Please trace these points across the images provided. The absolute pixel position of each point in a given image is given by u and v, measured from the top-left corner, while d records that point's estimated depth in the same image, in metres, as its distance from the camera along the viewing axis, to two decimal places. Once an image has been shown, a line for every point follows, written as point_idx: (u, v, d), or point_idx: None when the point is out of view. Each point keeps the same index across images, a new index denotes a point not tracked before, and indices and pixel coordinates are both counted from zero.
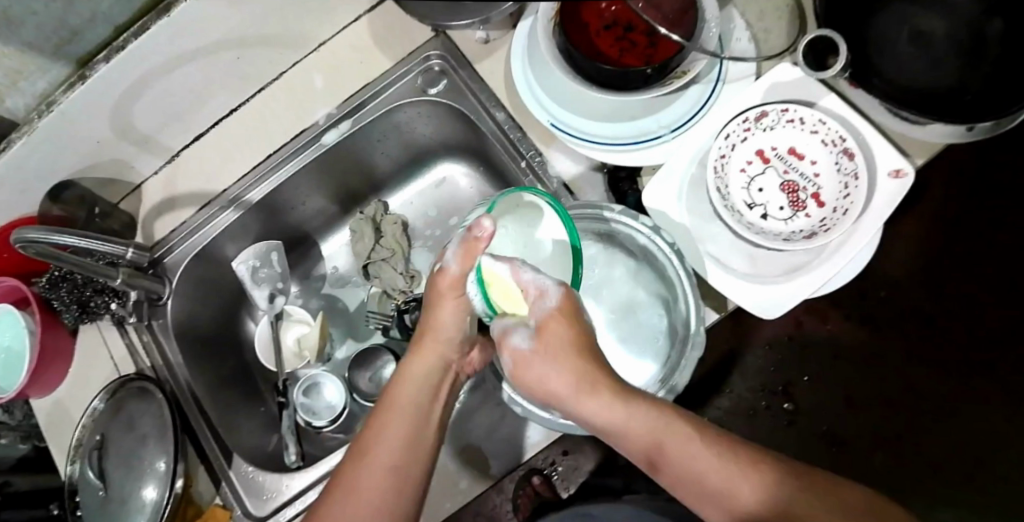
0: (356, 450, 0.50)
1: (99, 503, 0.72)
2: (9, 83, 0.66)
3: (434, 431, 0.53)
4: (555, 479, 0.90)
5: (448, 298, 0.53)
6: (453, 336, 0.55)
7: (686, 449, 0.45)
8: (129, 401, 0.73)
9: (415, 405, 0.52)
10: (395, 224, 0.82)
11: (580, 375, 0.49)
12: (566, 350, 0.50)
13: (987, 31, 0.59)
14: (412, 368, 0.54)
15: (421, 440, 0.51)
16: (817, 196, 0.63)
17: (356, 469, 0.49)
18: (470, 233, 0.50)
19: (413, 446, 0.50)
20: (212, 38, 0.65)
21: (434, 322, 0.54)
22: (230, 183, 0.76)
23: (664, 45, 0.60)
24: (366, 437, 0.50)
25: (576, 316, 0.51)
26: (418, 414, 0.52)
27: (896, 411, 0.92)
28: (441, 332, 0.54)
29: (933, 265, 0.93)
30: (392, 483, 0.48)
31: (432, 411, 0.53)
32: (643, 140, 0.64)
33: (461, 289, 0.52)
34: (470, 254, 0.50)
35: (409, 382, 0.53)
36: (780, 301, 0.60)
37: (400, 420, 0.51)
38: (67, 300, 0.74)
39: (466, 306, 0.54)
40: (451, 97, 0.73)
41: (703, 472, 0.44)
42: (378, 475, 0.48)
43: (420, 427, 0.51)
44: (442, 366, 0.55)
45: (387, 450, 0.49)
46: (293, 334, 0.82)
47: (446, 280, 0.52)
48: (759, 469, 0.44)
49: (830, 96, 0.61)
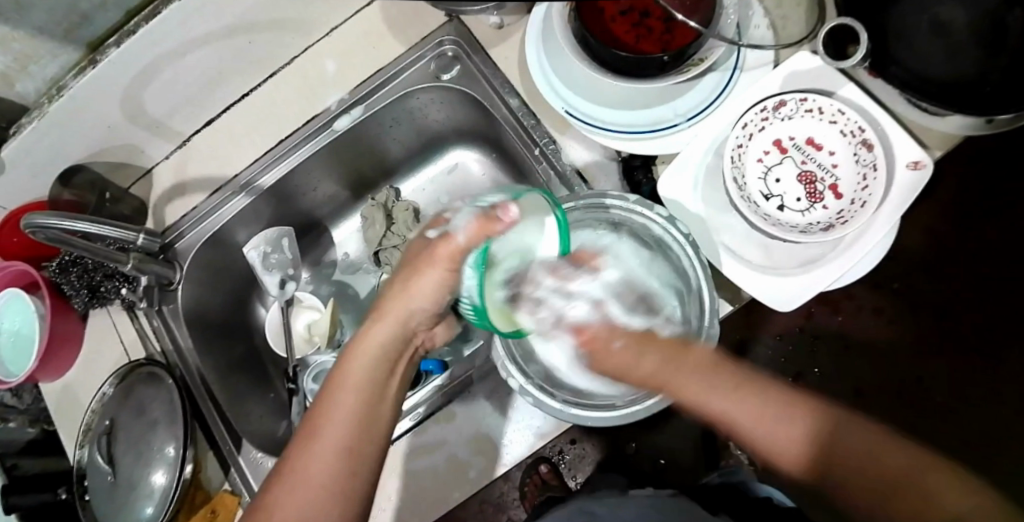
0: (309, 422, 0.49)
1: (108, 487, 0.73)
2: (18, 67, 0.65)
3: (391, 404, 0.53)
4: (562, 468, 0.90)
5: (432, 269, 0.54)
6: (420, 307, 0.55)
7: (722, 403, 0.48)
8: (140, 386, 0.74)
9: (373, 376, 0.52)
10: (407, 211, 0.81)
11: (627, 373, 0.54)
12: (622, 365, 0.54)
13: (1008, 19, 0.58)
14: (371, 337, 0.54)
15: (377, 411, 0.51)
16: (835, 187, 0.63)
17: (308, 442, 0.48)
18: (491, 213, 0.52)
19: (369, 418, 0.50)
20: (223, 23, 0.65)
21: (409, 292, 0.55)
22: (241, 169, 0.76)
23: (682, 32, 0.59)
24: (319, 407, 0.50)
25: (603, 342, 0.55)
26: (375, 383, 0.52)
27: (905, 404, 0.92)
28: (411, 302, 0.55)
29: (945, 257, 0.93)
30: (347, 453, 0.48)
31: (388, 383, 0.53)
32: (659, 128, 0.63)
33: (458, 262, 0.54)
34: (483, 232, 0.52)
35: (368, 350, 0.53)
36: (796, 293, 0.59)
37: (357, 390, 0.51)
38: (77, 285, 0.74)
39: (448, 278, 0.55)
40: (464, 82, 0.72)
41: (730, 413, 0.47)
42: (333, 447, 0.47)
43: (376, 398, 0.51)
44: (401, 336, 0.55)
45: (344, 422, 0.49)
46: (303, 320, 0.82)
47: (446, 249, 0.53)
48: (798, 410, 0.46)
49: (849, 85, 0.61)
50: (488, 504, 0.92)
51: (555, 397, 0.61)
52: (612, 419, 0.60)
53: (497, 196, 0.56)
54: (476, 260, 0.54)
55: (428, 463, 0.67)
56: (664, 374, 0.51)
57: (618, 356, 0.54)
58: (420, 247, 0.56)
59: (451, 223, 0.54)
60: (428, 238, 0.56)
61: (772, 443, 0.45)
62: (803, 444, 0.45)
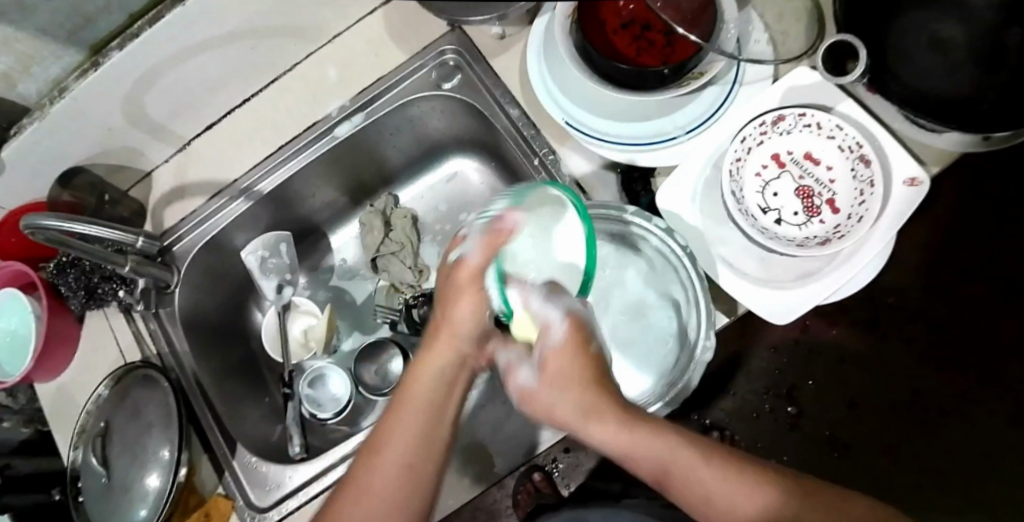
0: (370, 444, 0.50)
1: (102, 489, 0.73)
2: (22, 69, 0.66)
3: (447, 430, 0.51)
4: (556, 476, 0.90)
5: (469, 295, 0.51)
6: (470, 332, 0.52)
7: (692, 471, 0.44)
8: (134, 389, 0.73)
9: (428, 402, 0.50)
10: (404, 219, 0.81)
11: (587, 403, 0.49)
12: (574, 375, 0.50)
13: (1006, 40, 0.58)
14: (426, 364, 0.52)
15: (430, 437, 0.49)
16: (831, 202, 0.63)
17: (367, 464, 0.48)
18: (495, 226, 0.50)
19: (421, 445, 0.49)
20: (226, 28, 0.65)
21: (454, 317, 0.51)
22: (241, 173, 0.76)
23: (682, 46, 0.60)
24: (378, 432, 0.50)
25: (585, 341, 0.50)
26: (429, 410, 0.50)
27: (900, 418, 0.92)
28: (458, 327, 0.52)
29: (942, 272, 0.93)
30: (400, 481, 0.48)
31: (445, 408, 0.51)
32: (658, 140, 0.63)
33: (482, 282, 0.51)
34: (494, 245, 0.50)
35: (423, 376, 0.51)
36: (791, 306, 0.59)
37: (413, 417, 0.50)
38: (74, 287, 0.74)
39: (484, 302, 0.51)
40: (465, 92, 0.72)
41: (705, 483, 0.44)
42: (388, 472, 0.48)
43: (431, 425, 0.50)
44: (457, 363, 0.52)
45: (399, 447, 0.48)
46: (300, 325, 0.82)
47: (465, 272, 0.51)
48: (765, 483, 0.43)
49: (847, 101, 0.61)
50: (481, 511, 0.92)
51: None
52: None
53: (501, 204, 0.53)
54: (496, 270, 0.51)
55: None
56: (632, 435, 0.47)
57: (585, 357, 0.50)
58: (450, 272, 0.53)
59: (463, 244, 0.52)
60: (447, 262, 0.53)
61: (741, 520, 0.42)
62: (775, 517, 0.42)
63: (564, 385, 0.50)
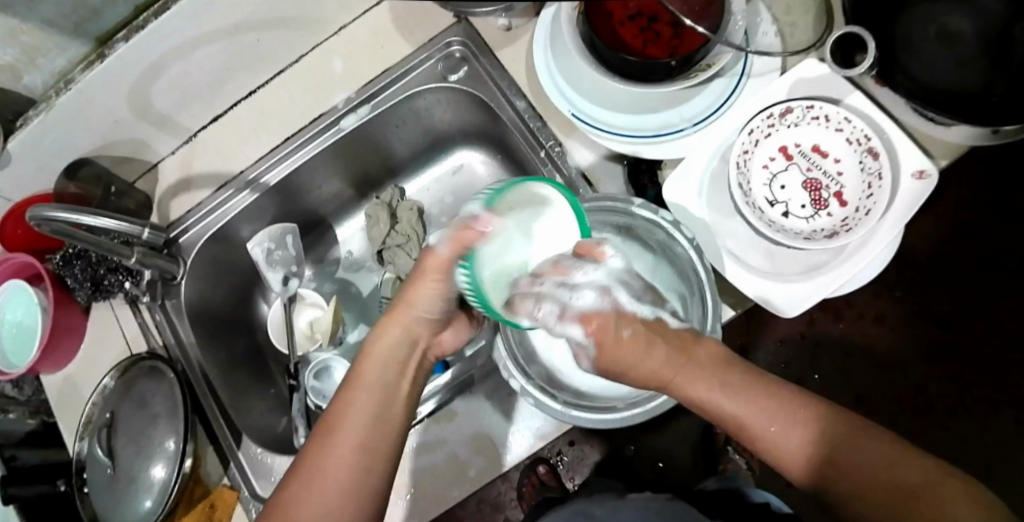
0: (324, 422, 0.52)
1: (107, 480, 0.73)
2: (27, 60, 0.65)
3: (402, 405, 0.55)
4: (560, 469, 0.90)
5: (425, 280, 0.55)
6: (424, 314, 0.57)
7: (730, 402, 0.50)
8: (140, 380, 0.74)
9: (383, 379, 0.54)
10: (411, 211, 0.81)
11: (645, 372, 0.54)
12: (621, 355, 0.54)
13: (1014, 34, 0.58)
14: (381, 343, 0.56)
15: (386, 413, 0.53)
16: (840, 194, 0.63)
17: (322, 443, 0.50)
18: (466, 222, 0.50)
19: (380, 420, 0.52)
20: (234, 20, 0.65)
21: (409, 301, 0.56)
22: (247, 165, 0.76)
23: (690, 37, 0.60)
24: (336, 405, 0.52)
25: (613, 331, 0.54)
26: (386, 387, 0.54)
27: (904, 412, 0.92)
28: (414, 309, 0.56)
29: (947, 266, 0.93)
30: (361, 456, 0.50)
31: (399, 385, 0.55)
32: (664, 133, 0.63)
33: (447, 273, 0.53)
34: (462, 243, 0.50)
35: (377, 355, 0.55)
36: (799, 298, 0.60)
37: (368, 393, 0.53)
38: (80, 278, 0.74)
39: (443, 287, 0.55)
40: (471, 84, 0.72)
41: (736, 406, 0.50)
42: (347, 448, 0.50)
43: (386, 402, 0.53)
44: (410, 341, 0.57)
45: (359, 417, 0.51)
46: (305, 317, 0.82)
47: (434, 262, 0.53)
48: (793, 409, 0.49)
49: (856, 93, 0.61)
50: (486, 503, 0.92)
51: (556, 399, 0.61)
52: (612, 422, 0.60)
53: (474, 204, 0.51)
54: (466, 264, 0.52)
55: (426, 463, 0.68)
56: (679, 378, 0.53)
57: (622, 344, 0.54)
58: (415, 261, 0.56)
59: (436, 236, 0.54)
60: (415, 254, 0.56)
61: (769, 442, 0.49)
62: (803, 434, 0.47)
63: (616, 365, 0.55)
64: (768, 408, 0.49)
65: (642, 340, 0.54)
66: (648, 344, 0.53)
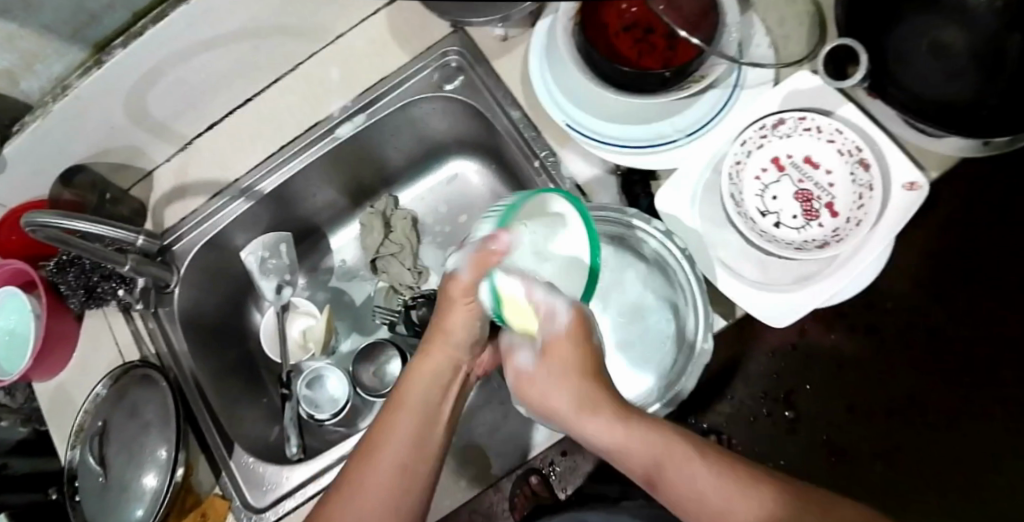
0: (367, 443, 0.52)
1: (99, 488, 0.73)
2: (24, 66, 0.66)
3: (441, 432, 0.54)
4: (552, 479, 0.89)
5: (460, 305, 0.52)
6: (464, 339, 0.54)
7: (685, 466, 0.45)
8: (132, 388, 0.73)
9: (423, 404, 0.53)
10: (404, 220, 0.82)
11: (580, 398, 0.51)
12: (568, 368, 0.51)
13: (1008, 47, 0.58)
14: (422, 366, 0.54)
15: (425, 440, 0.52)
16: (831, 205, 0.63)
17: (364, 465, 0.50)
18: (485, 244, 0.48)
19: (420, 447, 0.51)
20: (230, 27, 0.65)
21: (446, 327, 0.53)
22: (242, 173, 0.76)
23: (684, 49, 0.60)
24: (375, 430, 0.52)
25: (585, 335, 0.51)
26: (425, 414, 0.53)
27: (900, 424, 0.92)
28: (451, 335, 0.54)
29: (944, 278, 0.93)
30: (397, 484, 0.49)
31: (440, 410, 0.54)
32: (657, 143, 0.63)
33: (473, 296, 0.51)
34: (482, 265, 0.48)
35: (418, 378, 0.54)
36: (792, 308, 0.59)
37: (410, 419, 0.52)
38: (74, 285, 0.74)
39: (476, 312, 0.52)
40: (466, 93, 0.72)
41: (705, 487, 0.43)
42: (386, 474, 0.49)
43: (426, 428, 0.52)
44: (454, 366, 0.55)
45: (395, 444, 0.51)
46: (299, 326, 0.82)
47: (458, 286, 0.50)
48: (762, 486, 0.42)
49: (847, 105, 0.61)
50: (479, 514, 0.91)
51: None
52: None
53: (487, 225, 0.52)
54: (487, 283, 0.50)
55: None
56: (626, 429, 0.48)
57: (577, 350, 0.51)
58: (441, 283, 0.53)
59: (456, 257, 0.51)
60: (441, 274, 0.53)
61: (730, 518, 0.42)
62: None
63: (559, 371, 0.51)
64: (729, 486, 0.43)
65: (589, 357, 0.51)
66: (586, 369, 0.51)
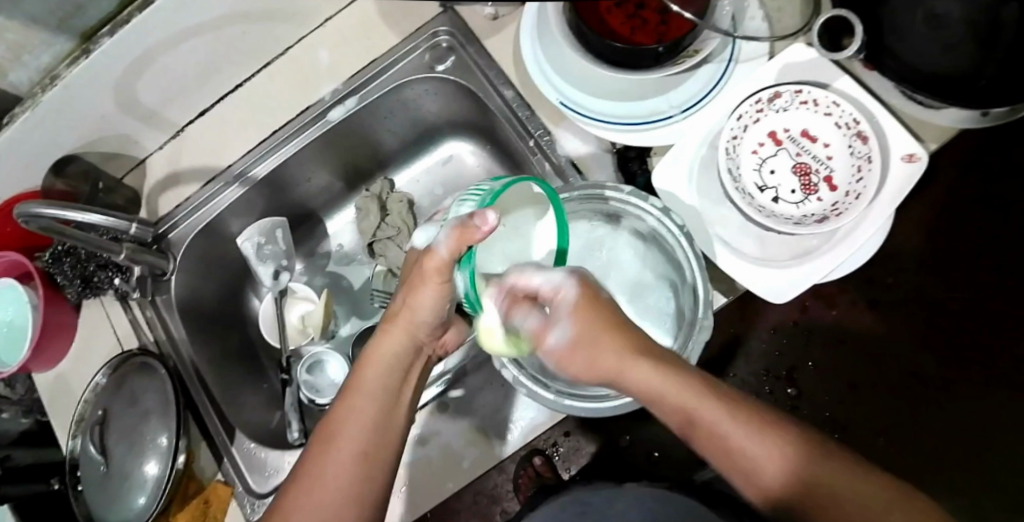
0: (326, 429, 0.52)
1: (101, 477, 0.73)
2: (12, 56, 0.65)
3: (401, 417, 0.54)
4: (556, 461, 0.89)
5: (426, 286, 0.53)
6: (426, 320, 0.55)
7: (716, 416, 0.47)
8: (131, 376, 0.73)
9: (381, 391, 0.53)
10: (401, 203, 0.81)
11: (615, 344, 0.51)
12: (596, 326, 0.52)
13: (1003, 15, 0.58)
14: (382, 351, 0.55)
15: (385, 424, 0.52)
16: (829, 179, 0.63)
17: (322, 452, 0.50)
18: (467, 221, 0.47)
19: (379, 433, 0.52)
20: (218, 12, 0.64)
21: (408, 309, 0.54)
22: (235, 159, 0.76)
23: (677, 23, 0.59)
24: (337, 413, 0.52)
25: (595, 294, 0.53)
26: (385, 399, 0.53)
27: (898, 397, 0.92)
28: (415, 317, 0.54)
29: (939, 251, 0.93)
30: (358, 466, 0.50)
31: (401, 395, 0.55)
32: (655, 119, 0.63)
33: (447, 276, 0.51)
34: (462, 242, 0.47)
35: (376, 363, 0.54)
36: (792, 284, 0.60)
37: (369, 404, 0.52)
38: (70, 275, 0.73)
39: (444, 291, 0.53)
40: (457, 74, 0.72)
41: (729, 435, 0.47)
42: (347, 461, 0.50)
43: (385, 413, 0.53)
44: (413, 350, 0.56)
45: (356, 429, 0.51)
46: (298, 311, 0.82)
47: (432, 263, 0.50)
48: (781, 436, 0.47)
49: (845, 77, 0.61)
50: (483, 494, 0.92)
51: (550, 389, 0.62)
52: (607, 410, 0.61)
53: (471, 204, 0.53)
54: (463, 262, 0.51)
55: (420, 454, 0.67)
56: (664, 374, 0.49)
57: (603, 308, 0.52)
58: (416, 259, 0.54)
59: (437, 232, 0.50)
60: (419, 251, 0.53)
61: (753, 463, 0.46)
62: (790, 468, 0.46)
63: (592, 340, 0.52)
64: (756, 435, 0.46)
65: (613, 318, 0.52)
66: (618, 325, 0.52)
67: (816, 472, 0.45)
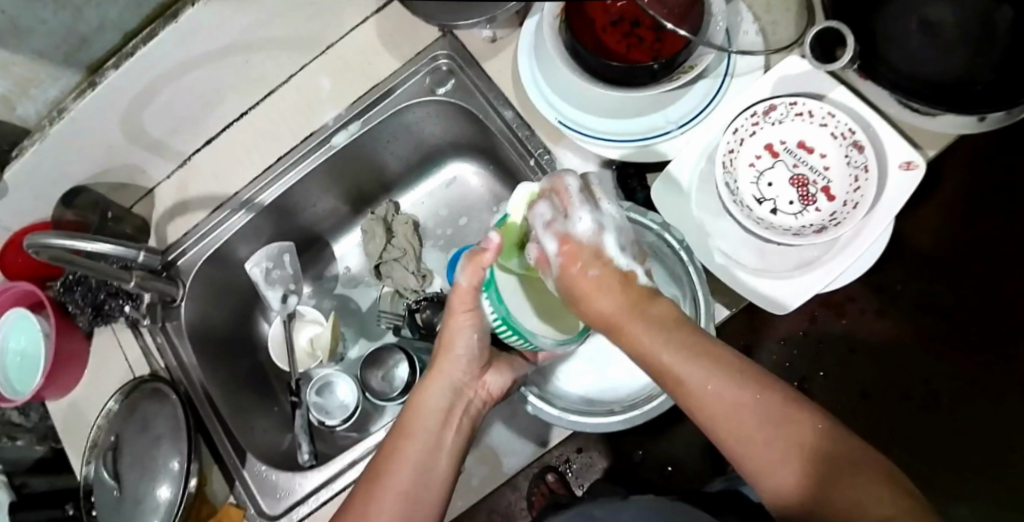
0: (374, 473, 0.54)
1: (114, 502, 0.74)
2: (19, 90, 0.66)
3: (443, 462, 0.54)
4: (569, 477, 0.91)
5: (459, 317, 0.56)
6: (465, 355, 0.57)
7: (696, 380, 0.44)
8: (143, 402, 0.74)
9: (426, 431, 0.55)
10: (406, 224, 0.83)
11: (623, 301, 0.48)
12: (592, 289, 0.48)
13: (996, 22, 0.59)
14: (426, 393, 0.57)
15: (429, 471, 0.53)
16: (827, 189, 0.63)
17: (368, 496, 0.52)
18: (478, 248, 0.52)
19: (422, 475, 0.53)
20: (222, 42, 0.66)
21: (445, 345, 0.57)
22: (242, 186, 0.77)
23: (672, 40, 0.60)
24: (384, 460, 0.54)
25: (582, 263, 0.49)
26: (427, 440, 0.55)
27: (910, 402, 0.92)
28: (452, 353, 0.57)
29: (945, 254, 0.93)
30: (401, 508, 0.51)
31: (444, 435, 0.56)
32: (652, 135, 0.64)
33: (475, 302, 0.55)
34: (477, 267, 0.52)
35: (421, 408, 0.56)
36: (793, 294, 0.60)
37: (413, 447, 0.54)
38: (82, 304, 0.75)
39: (478, 319, 0.56)
40: (459, 96, 0.73)
41: (710, 393, 0.44)
42: (390, 498, 0.51)
43: (426, 456, 0.54)
44: (455, 390, 0.57)
45: (400, 473, 0.53)
46: (305, 334, 0.83)
47: (459, 295, 0.54)
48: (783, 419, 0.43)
49: (840, 88, 0.61)
50: (496, 514, 0.92)
51: (554, 404, 0.62)
52: (613, 425, 0.61)
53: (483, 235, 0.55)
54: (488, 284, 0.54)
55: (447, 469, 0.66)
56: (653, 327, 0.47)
57: (585, 283, 0.48)
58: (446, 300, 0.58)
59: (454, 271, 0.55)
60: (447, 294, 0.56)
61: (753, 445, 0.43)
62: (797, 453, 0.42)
63: (596, 294, 0.48)
64: (752, 402, 0.43)
65: (613, 278, 0.49)
66: (621, 285, 0.48)
67: (831, 484, 0.42)
